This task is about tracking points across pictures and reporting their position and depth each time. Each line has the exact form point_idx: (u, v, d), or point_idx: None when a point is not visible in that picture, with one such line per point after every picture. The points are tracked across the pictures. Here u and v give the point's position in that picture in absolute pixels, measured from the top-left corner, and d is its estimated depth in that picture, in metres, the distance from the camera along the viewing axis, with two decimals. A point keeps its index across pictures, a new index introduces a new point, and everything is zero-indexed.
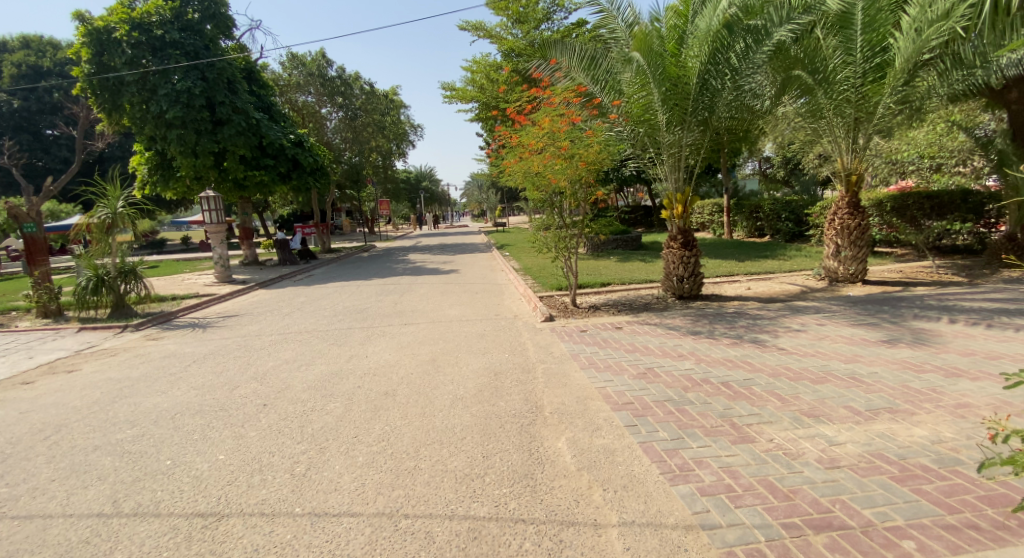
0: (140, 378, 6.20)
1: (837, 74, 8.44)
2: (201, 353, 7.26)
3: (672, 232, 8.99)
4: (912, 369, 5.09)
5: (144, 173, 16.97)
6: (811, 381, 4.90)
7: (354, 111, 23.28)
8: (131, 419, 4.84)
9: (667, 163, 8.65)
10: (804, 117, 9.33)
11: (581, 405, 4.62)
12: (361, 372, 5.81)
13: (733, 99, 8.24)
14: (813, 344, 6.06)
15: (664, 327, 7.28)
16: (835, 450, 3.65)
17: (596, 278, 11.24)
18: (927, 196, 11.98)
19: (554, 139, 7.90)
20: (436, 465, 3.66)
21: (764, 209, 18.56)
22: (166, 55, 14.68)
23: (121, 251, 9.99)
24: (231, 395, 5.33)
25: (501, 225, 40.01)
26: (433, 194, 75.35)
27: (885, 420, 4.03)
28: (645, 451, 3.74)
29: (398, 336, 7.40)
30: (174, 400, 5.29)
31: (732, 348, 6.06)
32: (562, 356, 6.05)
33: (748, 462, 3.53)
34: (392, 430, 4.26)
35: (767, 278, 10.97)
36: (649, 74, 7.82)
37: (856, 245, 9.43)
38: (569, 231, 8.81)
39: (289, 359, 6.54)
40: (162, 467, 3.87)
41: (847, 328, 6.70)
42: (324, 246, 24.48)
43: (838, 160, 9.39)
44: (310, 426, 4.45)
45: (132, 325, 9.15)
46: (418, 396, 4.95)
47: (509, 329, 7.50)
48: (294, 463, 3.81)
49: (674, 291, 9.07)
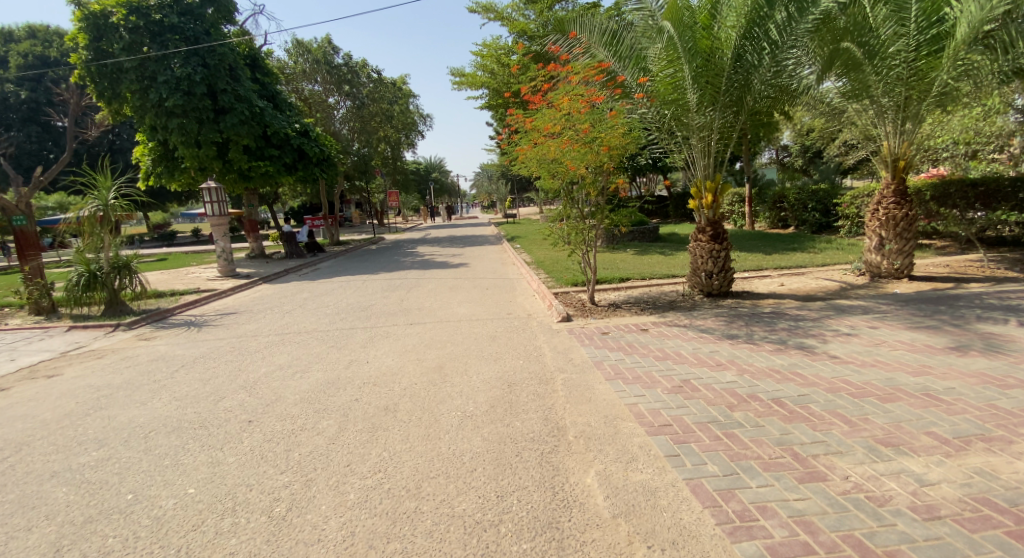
0: (123, 385, 5.65)
1: (888, 47, 7.62)
2: (191, 356, 6.68)
3: (700, 223, 8.23)
4: (995, 383, 4.35)
5: (148, 164, 16.47)
6: (878, 399, 4.21)
7: (362, 99, 22.60)
8: (100, 438, 4.26)
9: (696, 148, 7.94)
10: (845, 98, 8.52)
11: (611, 427, 3.97)
12: (360, 382, 5.21)
13: (771, 77, 7.51)
14: (869, 352, 5.34)
15: (695, 329, 6.59)
16: (930, 494, 2.97)
17: (615, 273, 10.57)
18: (971, 183, 11.08)
19: (573, 122, 7.19)
20: (440, 509, 3.04)
21: (789, 199, 17.70)
22: (165, 40, 14.14)
23: (115, 245, 9.44)
24: (215, 407, 4.73)
25: (512, 217, 39.24)
26: (442, 186, 75.22)
27: (979, 452, 3.35)
28: (695, 493, 3.10)
29: (403, 338, 6.82)
30: (152, 413, 4.71)
31: (777, 356, 5.37)
32: (584, 365, 5.38)
33: (824, 509, 2.89)
34: (393, 458, 3.64)
35: (800, 273, 10.23)
36: (680, 48, 7.12)
37: (902, 237, 8.66)
38: (587, 223, 8.09)
39: (284, 365, 5.95)
40: (121, 504, 3.27)
41: (903, 331, 5.96)
42: (332, 238, 23.97)
43: (884, 144, 8.65)
44: (298, 450, 3.82)
45: (125, 324, 8.61)
46: (421, 413, 4.34)
47: (523, 331, 6.86)
48: (273, 502, 3.18)
49: (702, 289, 8.36)
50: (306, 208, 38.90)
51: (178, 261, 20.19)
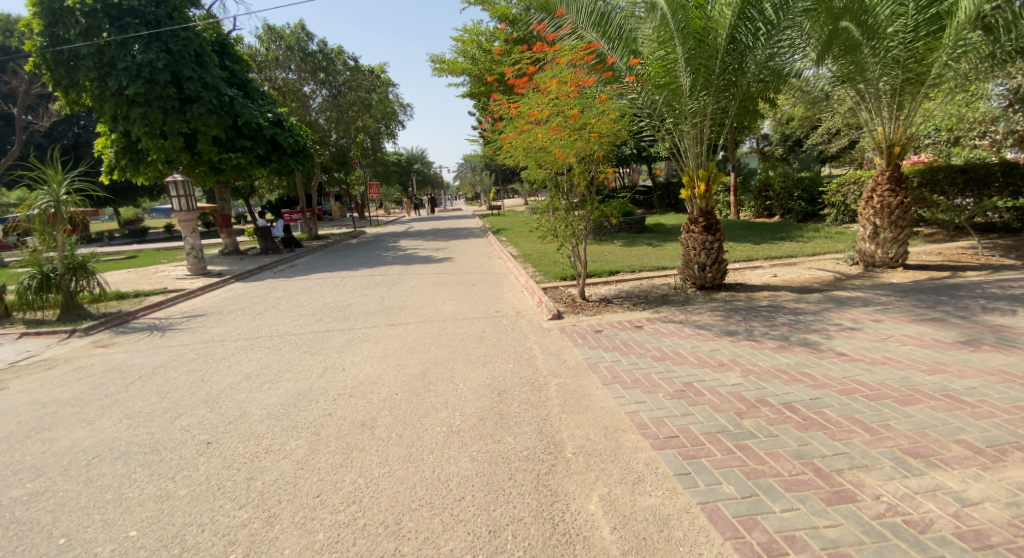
0: (71, 401, 5.10)
1: (887, 26, 7.31)
2: (151, 365, 6.14)
3: (693, 213, 7.89)
4: (1018, 382, 4.07)
5: (112, 157, 15.62)
6: (895, 402, 3.90)
7: (338, 87, 21.89)
8: (37, 467, 3.75)
9: (689, 135, 7.62)
10: (840, 82, 8.25)
11: (612, 440, 3.60)
12: (335, 393, 4.77)
13: (765, 58, 7.24)
14: (878, 348, 5.05)
15: (692, 325, 6.25)
16: (974, 516, 2.65)
17: (603, 266, 10.19)
18: (960, 169, 10.87)
19: (561, 107, 6.78)
20: (424, 550, 2.64)
21: (774, 188, 17.51)
22: (124, 24, 13.27)
23: (70, 244, 8.74)
24: (171, 427, 4.24)
25: (494, 209, 38.62)
26: (424, 177, 74.25)
27: (1019, 463, 3.04)
28: (712, 520, 2.75)
29: (383, 341, 6.37)
30: (99, 434, 4.21)
31: (781, 353, 5.05)
32: (578, 368, 5.00)
33: (860, 539, 2.55)
34: (369, 486, 3.23)
35: (792, 263, 9.98)
36: (672, 28, 6.74)
37: (897, 225, 8.43)
38: (575, 214, 7.69)
39: (251, 375, 5.46)
40: (50, 553, 2.80)
41: (909, 325, 5.67)
42: (310, 233, 23.24)
43: (878, 130, 8.44)
44: (261, 478, 3.37)
45: (82, 329, 8.00)
46: (403, 429, 3.92)
47: (512, 330, 6.45)
48: (229, 547, 2.75)
49: (694, 282, 8.03)
50: (283, 201, 37.85)
51: (148, 259, 19.34)
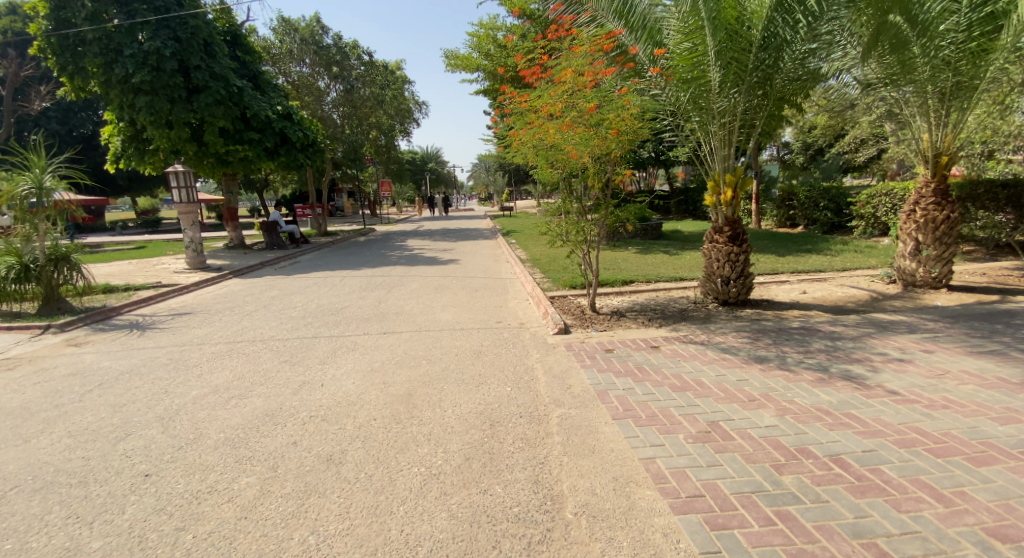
0: (15, 410, 4.54)
1: (938, 24, 6.58)
2: (116, 370, 5.59)
3: (718, 221, 7.19)
4: None
5: (118, 145, 15.24)
6: (966, 461, 3.21)
7: (352, 82, 21.14)
8: None
9: (716, 136, 6.93)
10: (884, 84, 7.50)
11: (623, 498, 2.96)
12: (306, 416, 4.17)
13: (803, 55, 6.57)
14: (933, 385, 4.36)
15: (716, 348, 5.57)
16: None
17: (617, 274, 9.54)
18: (1001, 184, 10.05)
19: (577, 101, 6.17)
20: None
21: (798, 197, 16.70)
22: (132, 9, 12.87)
23: (54, 234, 8.21)
24: (111, 452, 3.67)
25: (507, 209, 38.01)
26: (439, 176, 73.97)
27: None
28: None
29: (370, 352, 5.78)
30: (29, 457, 3.64)
31: (820, 387, 4.38)
32: (585, 397, 4.34)
33: None
34: (321, 548, 2.62)
35: (820, 279, 9.24)
36: (702, 17, 6.00)
37: (942, 242, 7.67)
38: (588, 219, 7.03)
39: (220, 388, 4.88)
40: None
41: (966, 358, 4.94)
42: (318, 228, 22.77)
43: (925, 138, 7.70)
44: (194, 530, 2.78)
45: (57, 326, 7.49)
46: (374, 469, 3.31)
47: (513, 345, 5.83)
48: None
49: (717, 296, 7.34)
50: (296, 196, 37.57)
51: (155, 250, 19.01)
